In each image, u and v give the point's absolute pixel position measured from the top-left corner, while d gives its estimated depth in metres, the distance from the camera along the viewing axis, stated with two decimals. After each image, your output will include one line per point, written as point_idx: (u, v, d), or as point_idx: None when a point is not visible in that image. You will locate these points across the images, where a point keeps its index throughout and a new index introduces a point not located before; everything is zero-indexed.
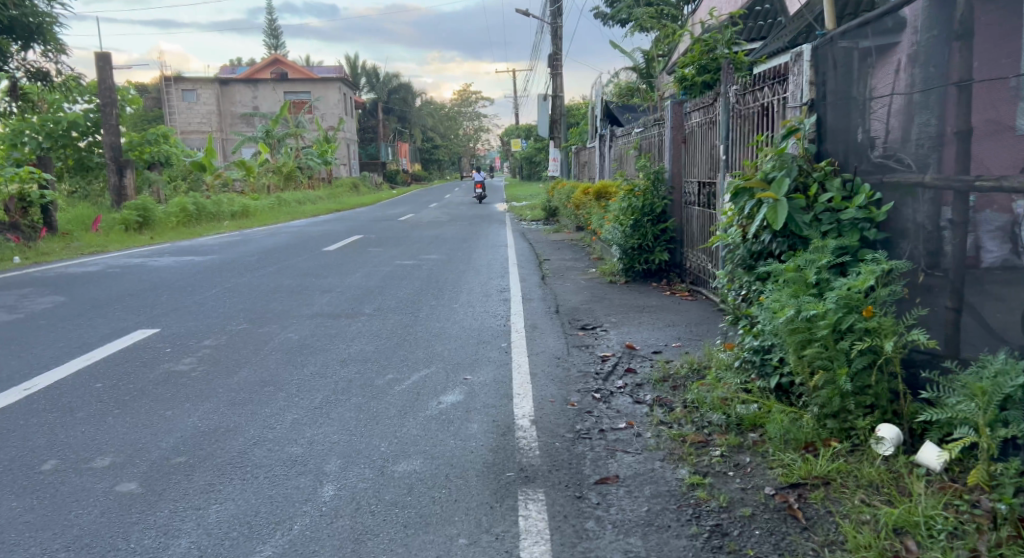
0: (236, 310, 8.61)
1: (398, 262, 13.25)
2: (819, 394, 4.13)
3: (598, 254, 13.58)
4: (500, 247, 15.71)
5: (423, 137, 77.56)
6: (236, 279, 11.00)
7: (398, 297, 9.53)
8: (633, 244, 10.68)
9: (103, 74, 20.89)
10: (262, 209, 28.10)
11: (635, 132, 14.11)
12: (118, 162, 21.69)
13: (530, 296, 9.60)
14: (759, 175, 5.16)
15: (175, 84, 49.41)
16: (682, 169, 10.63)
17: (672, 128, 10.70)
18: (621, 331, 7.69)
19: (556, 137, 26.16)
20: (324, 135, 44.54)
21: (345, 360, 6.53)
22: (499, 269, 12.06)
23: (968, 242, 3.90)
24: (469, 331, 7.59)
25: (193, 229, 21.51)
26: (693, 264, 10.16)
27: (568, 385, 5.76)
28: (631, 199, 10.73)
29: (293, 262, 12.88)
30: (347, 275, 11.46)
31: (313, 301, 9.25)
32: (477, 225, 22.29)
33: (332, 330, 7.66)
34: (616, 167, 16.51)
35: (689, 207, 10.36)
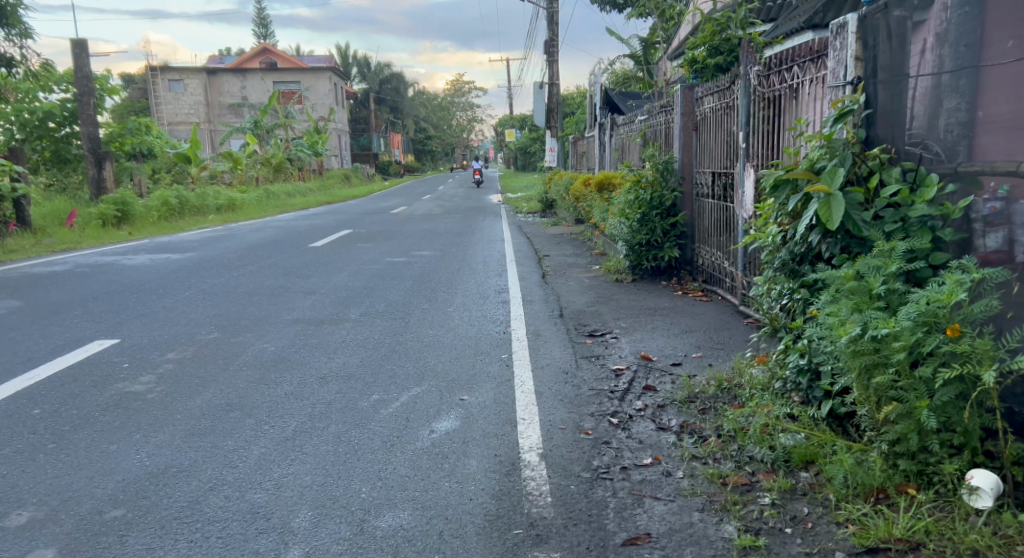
0: (209, 316, 7.86)
1: (389, 259, 12.50)
2: (892, 431, 3.40)
3: (601, 249, 12.84)
4: (497, 242, 14.95)
5: (416, 127, 76.60)
6: (213, 280, 10.25)
7: (387, 300, 8.78)
8: (641, 240, 9.96)
9: (79, 62, 20.07)
10: (249, 202, 27.25)
11: (638, 119, 13.36)
12: (97, 154, 20.86)
13: (531, 298, 8.87)
14: (805, 164, 4.40)
15: (162, 74, 48.40)
16: (694, 158, 9.88)
17: (682, 114, 9.93)
18: (633, 339, 6.99)
19: (553, 126, 25.36)
20: (314, 125, 43.65)
21: (325, 376, 5.80)
22: (497, 267, 11.33)
23: (1001, 237, 3.68)
24: (465, 340, 6.85)
25: (176, 223, 20.70)
26: (706, 262, 9.45)
27: (580, 406, 5.03)
28: (638, 191, 10.00)
29: (277, 260, 12.11)
30: (333, 274, 10.72)
31: (294, 305, 8.51)
32: (472, 218, 21.53)
33: (312, 340, 6.93)
34: (618, 157, 15.73)
35: (703, 200, 9.63)
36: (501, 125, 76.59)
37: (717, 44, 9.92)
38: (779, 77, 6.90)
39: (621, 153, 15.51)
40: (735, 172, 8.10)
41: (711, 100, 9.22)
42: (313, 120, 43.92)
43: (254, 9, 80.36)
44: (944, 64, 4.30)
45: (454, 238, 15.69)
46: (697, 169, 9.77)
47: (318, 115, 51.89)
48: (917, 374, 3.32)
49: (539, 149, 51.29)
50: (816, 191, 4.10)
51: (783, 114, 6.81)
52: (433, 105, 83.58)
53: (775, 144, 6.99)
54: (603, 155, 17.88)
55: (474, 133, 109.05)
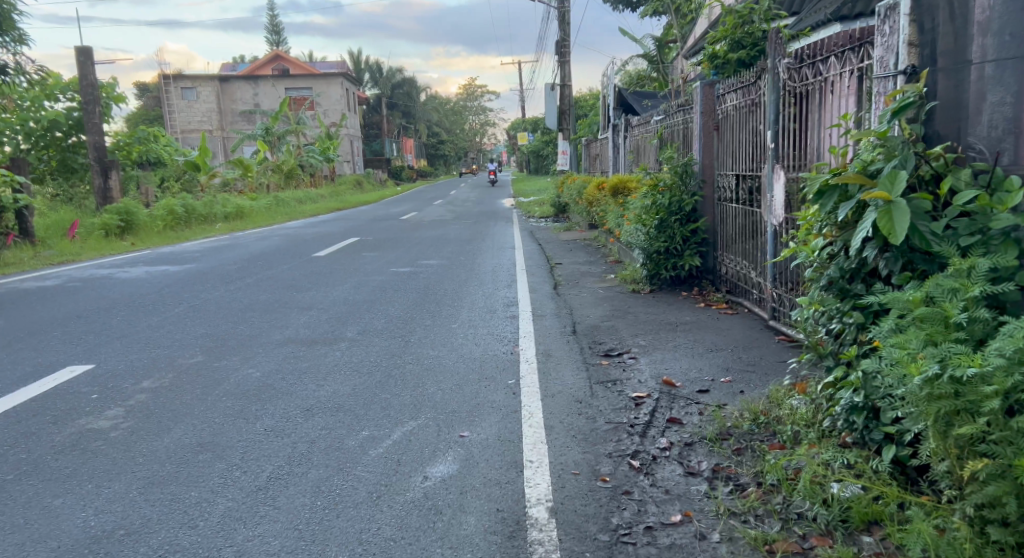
0: (195, 337, 7.27)
1: (394, 269, 11.90)
2: (982, 495, 2.77)
3: (617, 256, 12.21)
4: (508, 249, 14.33)
5: (429, 132, 76.14)
6: (208, 294, 9.68)
7: (389, 316, 8.17)
8: (659, 248, 9.34)
9: (84, 70, 19.60)
10: (258, 209, 26.70)
11: (654, 120, 12.75)
12: (103, 163, 20.37)
13: (543, 312, 8.24)
14: (856, 167, 3.80)
15: (174, 82, 48.08)
16: (716, 160, 9.22)
17: (702, 113, 9.27)
18: (653, 359, 6.36)
19: (566, 128, 24.72)
20: (326, 131, 43.20)
21: (311, 408, 5.19)
22: (507, 277, 10.71)
23: None
24: (470, 363, 6.23)
25: (181, 232, 20.16)
26: (730, 271, 8.82)
27: (595, 445, 4.43)
28: (656, 196, 9.37)
29: (277, 272, 11.53)
30: (333, 286, 10.12)
31: (289, 322, 7.92)
32: (483, 224, 20.92)
33: (303, 364, 6.33)
34: (633, 159, 15.08)
35: (725, 204, 9.01)
36: (513, 128, 76.04)
37: (739, 38, 9.41)
38: (814, 70, 6.26)
39: (636, 154, 14.87)
40: (763, 174, 7.45)
41: (734, 97, 8.57)
42: (324, 125, 43.46)
43: (267, 16, 80.23)
44: (982, 54, 4.03)
45: (464, 246, 15.08)
46: (720, 172, 9.13)
47: (329, 120, 51.49)
48: (1015, 425, 2.71)
49: (551, 152, 50.68)
50: (874, 198, 3.48)
51: (822, 110, 6.17)
52: (446, 109, 83.13)
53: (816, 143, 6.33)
54: (617, 158, 17.24)
55: (487, 136, 108.53)
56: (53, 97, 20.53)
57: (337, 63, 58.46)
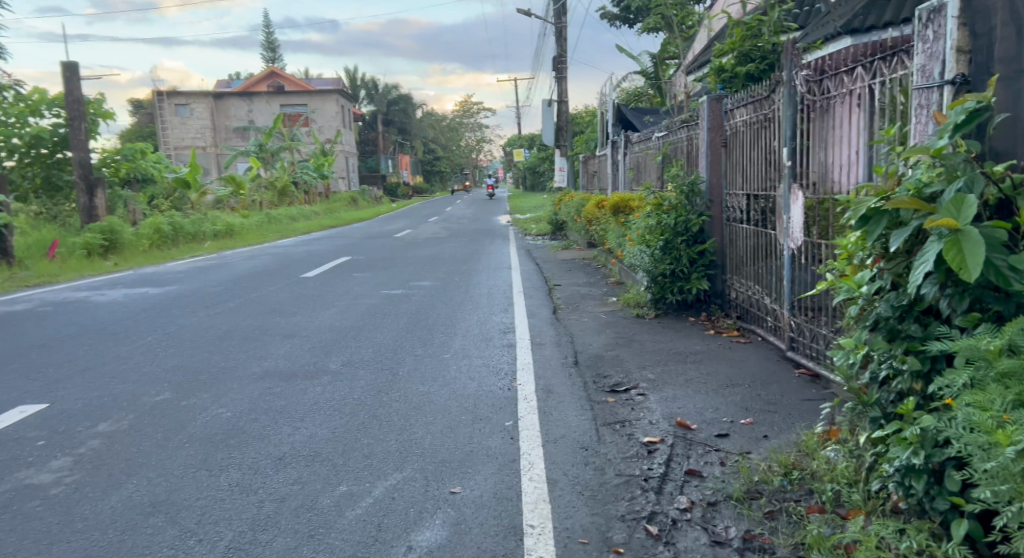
0: (166, 370, 6.71)
1: (385, 291, 11.36)
2: None
3: (618, 277, 11.68)
4: (504, 269, 13.79)
5: (425, 149, 75.81)
6: (186, 319, 9.12)
7: (377, 345, 7.62)
8: (664, 270, 8.86)
9: (70, 85, 19.07)
10: (249, 227, 26.13)
11: (656, 136, 12.26)
12: (88, 180, 19.81)
13: (542, 340, 7.70)
14: (909, 188, 3.28)
15: (168, 98, 47.57)
16: (724, 178, 8.70)
17: (708, 129, 8.75)
18: (663, 395, 5.82)
19: (563, 145, 24.25)
20: (321, 148, 42.74)
21: (284, 457, 4.64)
22: (503, 300, 10.18)
23: None
24: (462, 401, 5.68)
25: (168, 251, 19.59)
26: (741, 295, 8.29)
27: (605, 508, 3.90)
28: (660, 216, 8.93)
29: (262, 295, 10.97)
30: (320, 311, 9.56)
31: (269, 353, 7.36)
32: (478, 242, 20.40)
33: (280, 401, 5.77)
34: (633, 177, 14.58)
35: (735, 225, 8.49)
36: (510, 145, 75.72)
37: (747, 51, 8.92)
38: (837, 82, 5.73)
39: (637, 171, 14.37)
40: (778, 194, 6.92)
41: (743, 112, 8.05)
42: (319, 142, 42.98)
43: (262, 34, 80.06)
44: None
45: (458, 266, 14.54)
46: (729, 191, 8.60)
47: (324, 136, 51.05)
48: None
49: (548, 169, 50.28)
50: (937, 226, 2.97)
51: (849, 125, 5.64)
52: (442, 126, 82.84)
53: (843, 162, 5.80)
54: (617, 175, 16.74)
55: (483, 153, 108.26)
56: (38, 113, 20.00)
57: (332, 79, 58.10)
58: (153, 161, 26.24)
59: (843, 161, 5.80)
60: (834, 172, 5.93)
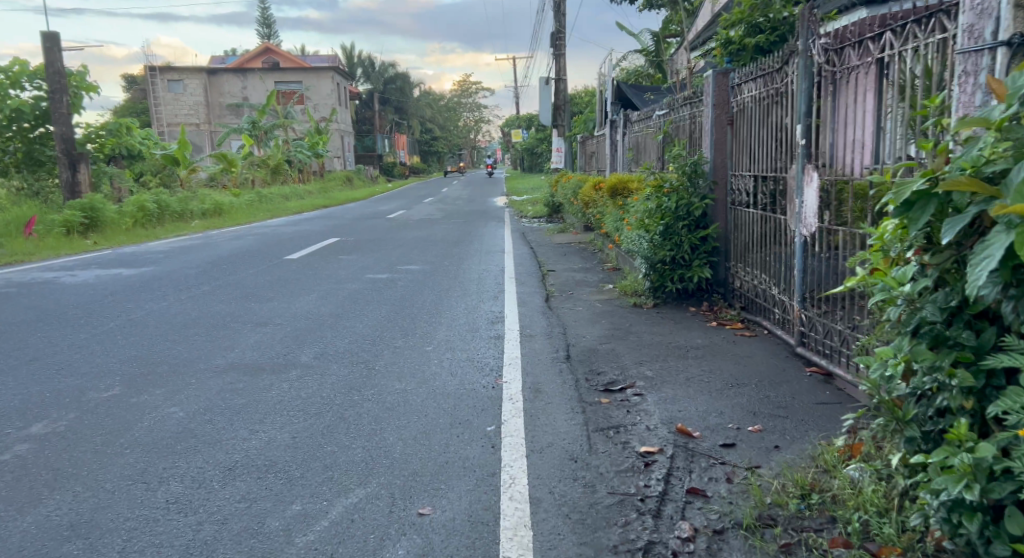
0: (121, 361, 6.15)
1: (370, 275, 10.80)
2: None
3: (615, 263, 11.13)
4: (497, 253, 13.22)
5: (422, 129, 74.94)
6: (155, 304, 8.55)
7: (355, 335, 7.08)
8: (664, 257, 8.34)
9: (51, 56, 18.34)
10: (239, 206, 25.48)
11: (657, 114, 11.68)
12: (71, 155, 19.11)
13: (532, 331, 7.16)
14: (966, 166, 2.74)
15: (160, 74, 46.65)
16: (730, 159, 8.15)
17: (714, 105, 8.19)
18: (661, 396, 5.30)
19: (561, 125, 23.60)
20: (316, 126, 42.02)
21: (235, 467, 4.11)
22: (493, 286, 9.63)
23: None
24: (441, 401, 5.15)
25: (153, 230, 18.96)
26: (746, 284, 7.76)
27: (594, 536, 3.40)
28: (660, 198, 8.42)
29: (240, 278, 10.40)
30: (298, 297, 9.00)
31: (238, 342, 6.81)
32: (473, 224, 19.82)
33: (241, 399, 5.24)
34: (633, 157, 14.01)
35: (740, 209, 7.96)
36: (508, 125, 74.88)
37: (757, 22, 8.37)
38: (860, 50, 5.16)
39: (636, 152, 13.80)
40: (789, 175, 6.37)
41: (752, 88, 7.49)
42: (313, 120, 42.24)
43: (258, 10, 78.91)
44: None
45: (450, 249, 13.98)
46: (734, 173, 8.05)
47: (319, 114, 50.25)
48: None
49: (545, 150, 49.61)
50: (1008, 214, 2.44)
51: (867, 99, 5.13)
52: (440, 105, 81.89)
53: (851, 142, 5.40)
54: (615, 156, 16.17)
55: (481, 133, 107.27)
56: (18, 86, 19.28)
57: (328, 56, 57.22)
58: (141, 136, 25.54)
59: (852, 141, 5.38)
60: (841, 151, 5.52)
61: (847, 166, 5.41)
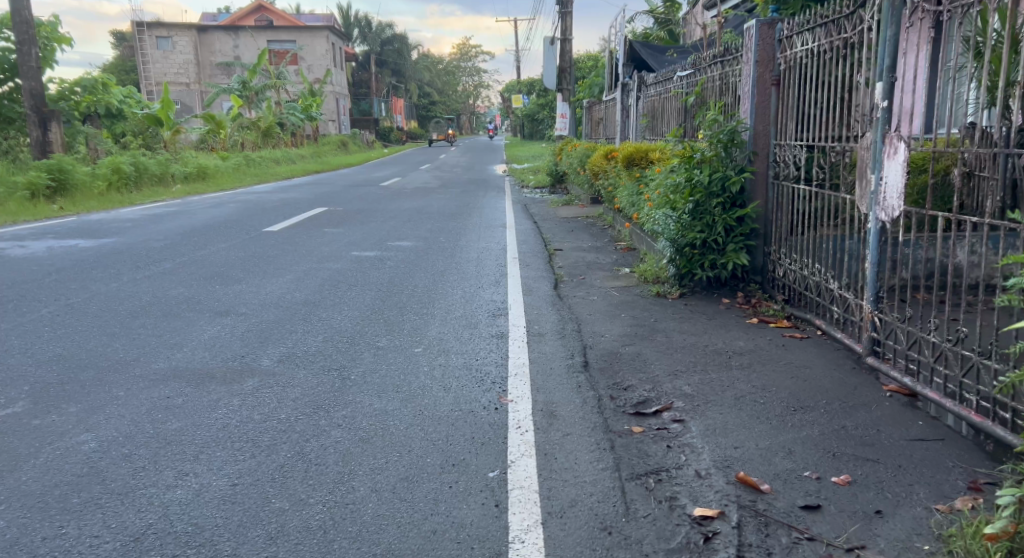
0: (39, 365, 4.98)
1: (356, 252, 9.65)
2: None
3: (630, 244, 10.01)
4: (498, 228, 12.09)
5: (420, 92, 73.19)
6: (104, 285, 7.37)
7: (331, 331, 5.94)
8: (694, 239, 7.27)
9: (18, 4, 16.88)
10: (226, 170, 24.14)
11: (682, 75, 10.53)
12: (41, 113, 17.73)
13: (542, 329, 6.04)
14: None
15: (150, 30, 44.92)
16: (774, 125, 7.07)
17: (756, 63, 7.11)
18: (708, 424, 4.19)
19: (566, 89, 22.29)
20: (310, 88, 40.50)
21: (143, 538, 3.01)
22: (494, 268, 8.52)
23: None
24: (430, 430, 4.04)
25: (128, 195, 17.67)
26: (792, 274, 6.65)
27: None
28: (691, 171, 7.35)
29: (209, 253, 9.22)
30: (271, 279, 7.84)
31: (190, 337, 5.66)
32: (471, 193, 18.61)
33: (176, 422, 4.12)
34: (648, 124, 12.89)
35: (784, 184, 6.88)
36: (509, 91, 73.10)
37: None
38: None
39: (652, 118, 12.66)
40: (861, 145, 5.26)
41: (806, 39, 6.41)
42: (308, 82, 40.70)
43: None
44: None
45: (446, 223, 12.80)
46: (779, 142, 6.98)
47: (314, 76, 48.56)
48: None
49: (546, 115, 48.24)
50: None
51: (933, 54, 4.48)
52: (438, 68, 79.97)
53: (909, 106, 4.65)
54: (627, 123, 15.00)
55: (480, 99, 105.26)
56: None
57: (324, 16, 55.39)
58: (123, 94, 24.10)
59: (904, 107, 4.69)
60: (902, 117, 4.71)
61: (901, 129, 4.72)
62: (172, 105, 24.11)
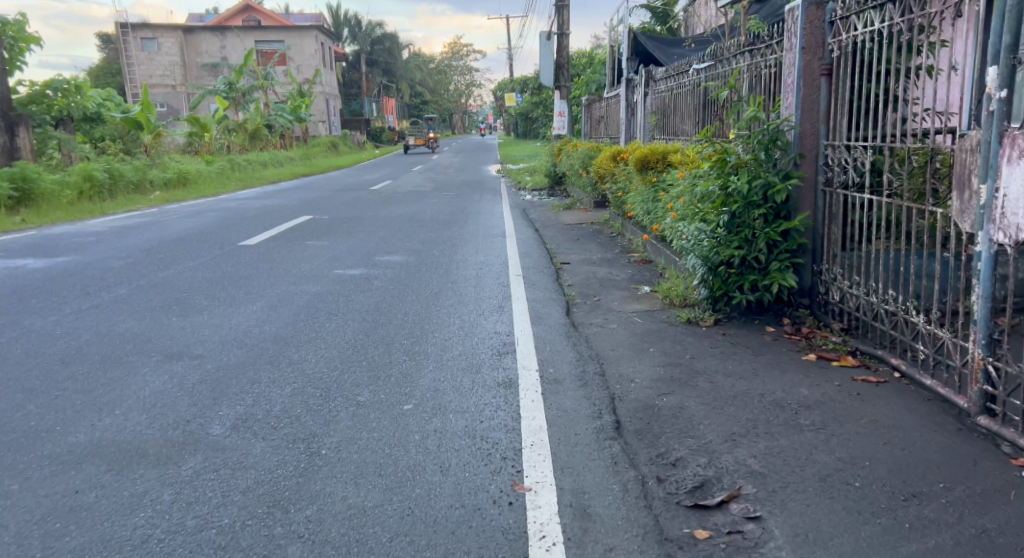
0: None
1: (339, 270, 8.55)
2: None
3: (645, 256, 8.93)
4: (497, 237, 11.03)
5: (412, 92, 72.07)
6: (39, 318, 6.23)
7: (302, 380, 4.86)
8: (730, 257, 6.21)
9: None
10: (209, 174, 22.96)
11: (700, 67, 9.53)
12: (7, 117, 16.53)
13: (558, 374, 4.97)
14: None
15: (133, 31, 43.67)
16: (825, 122, 6.05)
17: (802, 50, 6.12)
18: (794, 529, 3.16)
19: (563, 86, 21.20)
20: (298, 88, 39.29)
21: None
22: (496, 290, 7.44)
23: None
24: (423, 547, 2.98)
25: (101, 205, 16.47)
26: (854, 300, 5.61)
27: None
28: (725, 177, 6.31)
29: (173, 273, 8.11)
30: (239, 307, 6.73)
31: (125, 387, 4.56)
32: (466, 197, 17.52)
33: (81, 536, 3.04)
34: (657, 122, 11.88)
35: (838, 192, 5.85)
36: (502, 88, 71.74)
37: None
38: None
39: (663, 116, 11.64)
40: (962, 144, 4.22)
41: (872, 20, 5.39)
42: (296, 81, 39.48)
43: None
44: None
45: (440, 232, 11.71)
46: (830, 142, 5.96)
47: (303, 76, 47.34)
48: None
49: (541, 115, 47.18)
50: None
51: None
52: (430, 68, 78.80)
53: None
54: (632, 121, 13.98)
55: (473, 98, 103.71)
56: None
57: (313, 14, 54.04)
58: (100, 97, 22.85)
59: None
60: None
61: None
62: (151, 107, 22.87)
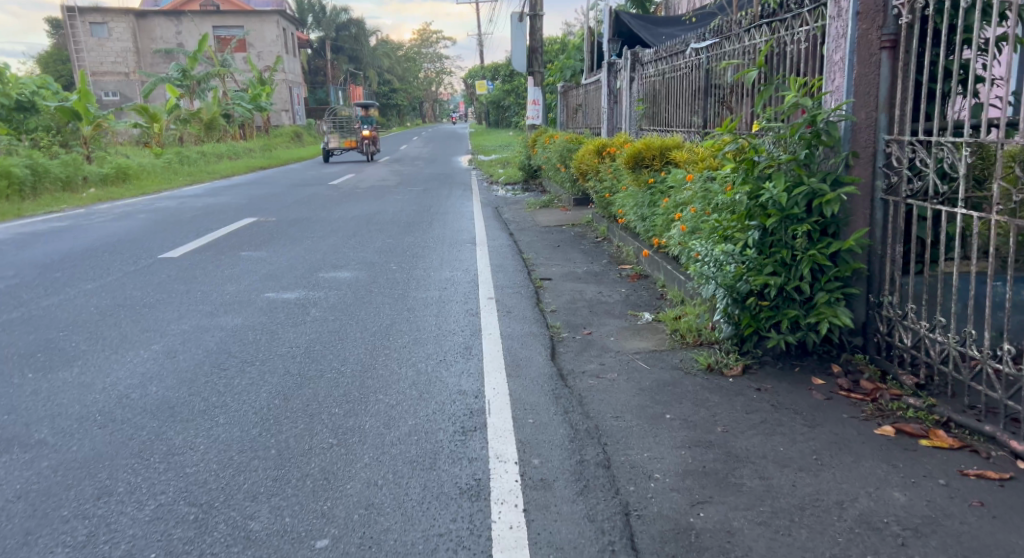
0: None
1: (270, 292, 7.03)
2: None
3: (640, 271, 7.50)
4: (466, 244, 9.56)
5: (380, 80, 70.12)
6: None
7: (176, 488, 3.36)
8: (763, 285, 4.77)
9: None
10: (154, 168, 21.20)
11: (699, 45, 8.09)
12: None
13: (546, 469, 3.53)
14: None
15: (82, 16, 41.40)
16: (886, 110, 4.62)
17: (857, 16, 4.66)
18: None
19: (535, 72, 19.72)
20: (258, 76, 37.42)
21: None
22: (461, 322, 5.97)
23: None
24: None
25: (21, 205, 14.74)
26: (935, 348, 4.19)
27: None
28: (755, 182, 4.86)
29: (59, 301, 6.54)
30: (124, 353, 5.20)
31: None
32: (433, 193, 16.03)
33: None
34: (647, 111, 10.43)
35: (906, 203, 4.43)
36: (474, 76, 69.63)
37: None
38: None
39: (653, 104, 10.18)
40: None
41: None
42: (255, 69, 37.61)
43: None
44: None
45: (398, 237, 10.20)
46: (894, 136, 4.52)
47: (264, 63, 45.35)
48: None
49: (512, 102, 45.61)
50: None
51: None
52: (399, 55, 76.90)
53: None
54: (614, 110, 12.54)
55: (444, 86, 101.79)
56: None
57: None
58: (34, 84, 20.64)
59: None
60: None
61: None
62: (90, 96, 20.94)
